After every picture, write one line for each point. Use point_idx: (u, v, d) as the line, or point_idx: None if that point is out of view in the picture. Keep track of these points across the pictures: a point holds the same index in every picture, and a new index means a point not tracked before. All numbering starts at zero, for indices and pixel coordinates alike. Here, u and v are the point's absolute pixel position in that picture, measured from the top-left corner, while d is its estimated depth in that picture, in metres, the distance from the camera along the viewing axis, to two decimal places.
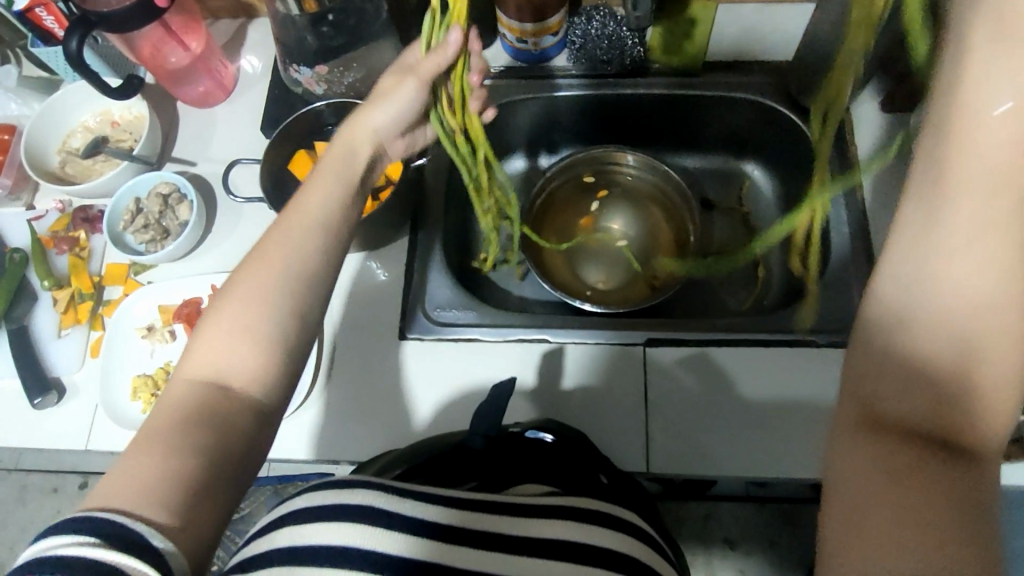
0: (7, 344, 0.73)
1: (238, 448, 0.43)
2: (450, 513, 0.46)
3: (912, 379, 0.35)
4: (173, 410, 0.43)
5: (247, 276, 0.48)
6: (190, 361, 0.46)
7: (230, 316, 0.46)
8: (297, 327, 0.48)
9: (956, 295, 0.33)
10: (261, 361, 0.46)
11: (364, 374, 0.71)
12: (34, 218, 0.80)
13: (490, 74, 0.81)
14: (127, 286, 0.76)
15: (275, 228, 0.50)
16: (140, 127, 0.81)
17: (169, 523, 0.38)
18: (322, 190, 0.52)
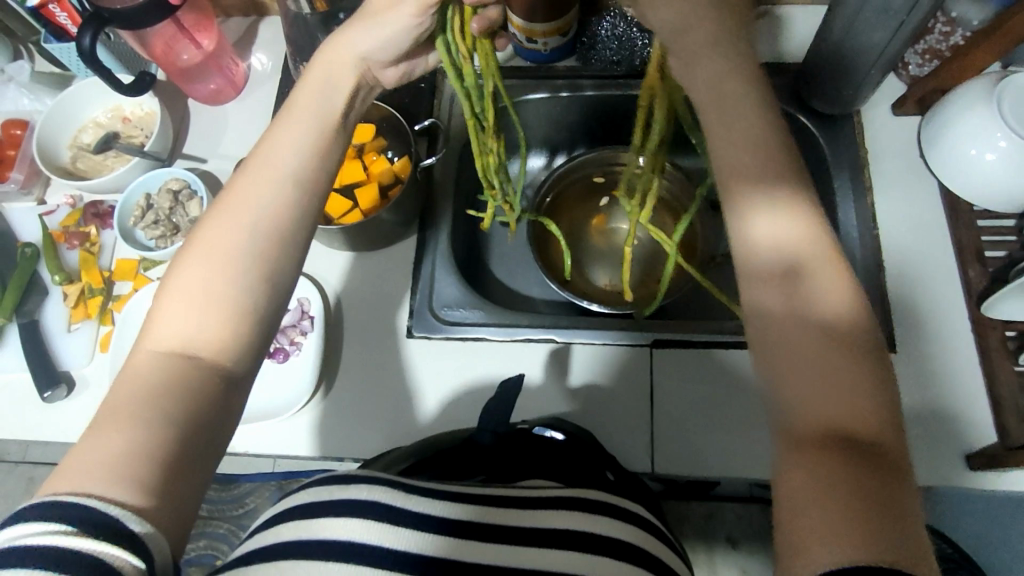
0: (18, 338, 0.74)
1: (213, 431, 0.40)
2: (456, 506, 0.46)
3: (831, 384, 0.38)
4: (136, 385, 0.39)
5: (208, 229, 0.43)
6: (151, 332, 0.41)
7: (191, 276, 0.42)
8: (269, 296, 0.43)
9: (816, 318, 0.40)
10: (235, 337, 0.41)
11: (370, 371, 0.72)
12: (46, 213, 0.81)
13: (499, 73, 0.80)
14: (137, 281, 0.76)
15: (239, 176, 0.45)
16: (151, 124, 0.81)
17: (147, 506, 0.35)
18: (292, 132, 0.46)
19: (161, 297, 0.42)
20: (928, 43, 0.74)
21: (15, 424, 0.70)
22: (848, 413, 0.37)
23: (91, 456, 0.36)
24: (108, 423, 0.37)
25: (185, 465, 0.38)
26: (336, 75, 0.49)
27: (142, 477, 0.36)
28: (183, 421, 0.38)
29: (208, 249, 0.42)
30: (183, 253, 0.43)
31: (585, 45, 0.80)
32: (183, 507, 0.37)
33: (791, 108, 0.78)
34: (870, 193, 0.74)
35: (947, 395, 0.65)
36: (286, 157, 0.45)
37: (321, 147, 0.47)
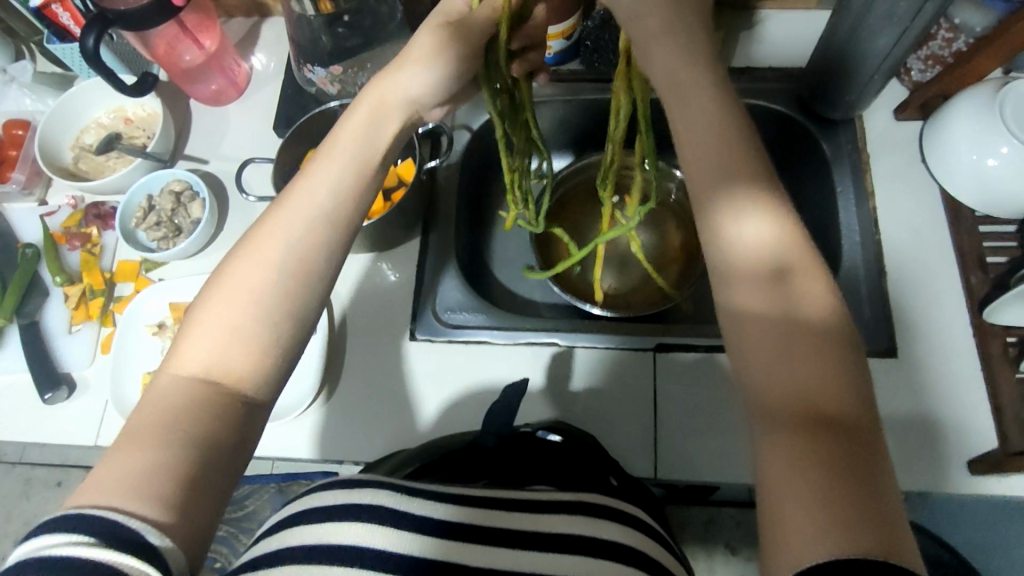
0: (19, 339, 0.74)
1: (236, 458, 0.40)
2: (458, 510, 0.46)
3: (815, 375, 0.38)
4: (160, 408, 0.39)
5: (241, 260, 0.43)
6: (177, 359, 0.41)
7: (220, 309, 0.41)
8: (294, 329, 0.43)
9: (796, 308, 0.40)
10: (255, 359, 0.41)
11: (372, 375, 0.72)
12: (47, 213, 0.80)
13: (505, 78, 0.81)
14: (138, 283, 0.76)
15: (274, 212, 0.44)
16: (153, 124, 0.81)
17: (163, 520, 0.35)
18: (330, 169, 0.46)
19: (187, 327, 0.42)
20: (931, 48, 0.75)
21: (16, 426, 0.70)
22: (830, 406, 0.37)
23: (111, 470, 0.36)
24: (130, 444, 0.37)
25: (204, 487, 0.37)
26: (384, 116, 0.49)
27: (160, 493, 0.36)
28: (206, 445, 0.38)
29: (240, 283, 0.42)
30: (213, 282, 0.43)
31: (587, 48, 0.80)
32: (202, 522, 0.37)
33: (794, 113, 0.79)
34: (871, 199, 0.74)
35: (949, 400, 0.65)
36: (321, 196, 0.45)
37: (358, 185, 0.47)
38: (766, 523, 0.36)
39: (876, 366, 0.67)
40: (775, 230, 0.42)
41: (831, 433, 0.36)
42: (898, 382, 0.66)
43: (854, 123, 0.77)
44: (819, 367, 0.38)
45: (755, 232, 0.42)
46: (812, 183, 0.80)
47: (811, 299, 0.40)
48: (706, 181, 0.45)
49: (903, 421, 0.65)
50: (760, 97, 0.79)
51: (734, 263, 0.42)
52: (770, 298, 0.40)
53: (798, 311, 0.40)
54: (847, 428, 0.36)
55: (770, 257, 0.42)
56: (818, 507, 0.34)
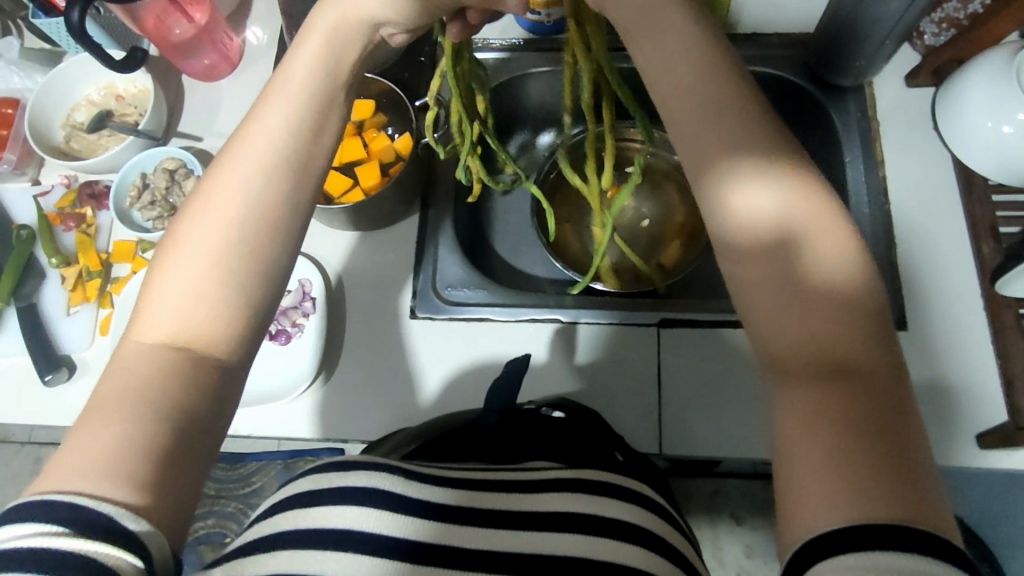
0: (18, 323, 0.73)
1: (211, 428, 0.39)
2: (452, 493, 0.45)
3: (818, 327, 0.37)
4: (127, 377, 0.38)
5: (198, 217, 0.41)
6: (141, 323, 0.40)
7: (184, 271, 0.40)
8: (263, 288, 0.42)
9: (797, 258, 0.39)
10: (226, 325, 0.40)
11: (372, 354, 0.71)
12: (41, 194, 0.79)
13: (506, 47, 0.79)
14: (135, 263, 0.75)
15: (224, 162, 0.43)
16: (145, 101, 0.79)
17: (138, 501, 0.35)
18: (284, 111, 0.44)
19: (152, 290, 0.41)
20: (946, 11, 0.70)
21: (16, 409, 0.70)
22: (838, 358, 0.36)
23: (80, 451, 0.35)
24: (100, 417, 0.36)
25: (181, 461, 0.37)
26: (337, 49, 0.47)
27: (134, 472, 0.35)
28: (172, 412, 0.37)
29: (202, 242, 0.41)
30: (170, 240, 0.42)
31: None
32: (179, 500, 0.36)
33: (800, 80, 0.76)
34: (881, 167, 0.72)
35: (959, 372, 0.64)
36: (277, 138, 0.43)
37: (316, 126, 0.45)
38: (782, 497, 0.35)
39: None
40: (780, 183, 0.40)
41: (845, 388, 0.35)
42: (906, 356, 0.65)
43: (864, 90, 0.75)
44: (835, 326, 0.37)
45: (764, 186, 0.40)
46: (819, 152, 0.78)
47: (825, 253, 0.38)
48: (690, 126, 0.43)
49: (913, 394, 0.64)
50: (769, 64, 0.77)
51: (734, 229, 0.40)
52: (772, 259, 0.39)
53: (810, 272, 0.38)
54: (871, 393, 0.35)
55: (773, 211, 0.40)
56: (830, 472, 0.33)
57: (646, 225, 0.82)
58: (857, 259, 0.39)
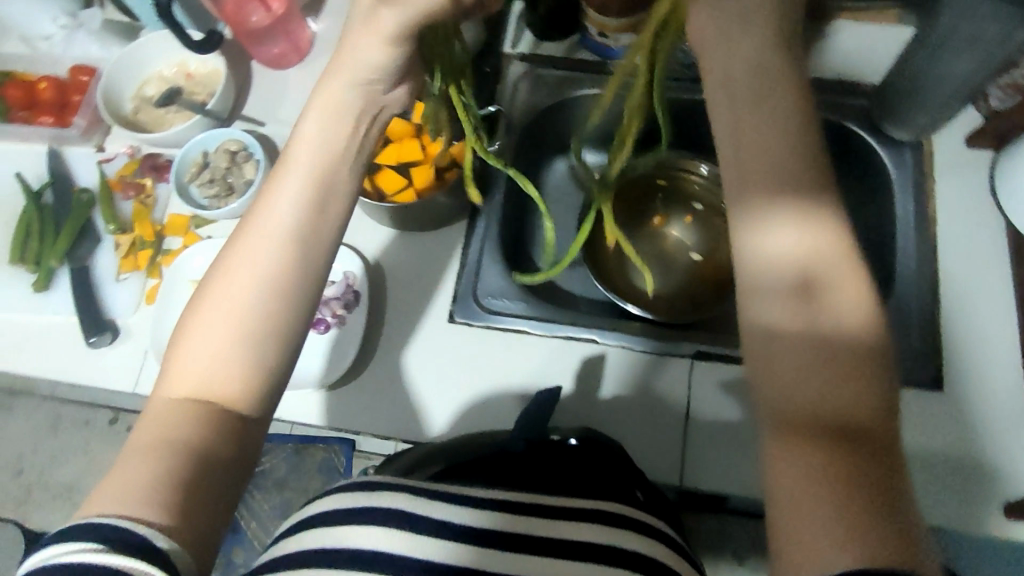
0: (69, 282, 0.75)
1: (238, 478, 0.41)
2: (482, 514, 0.45)
3: (821, 359, 0.36)
4: (156, 429, 0.40)
5: (224, 280, 0.43)
6: (170, 381, 0.42)
7: (211, 331, 0.42)
8: (283, 344, 0.43)
9: (811, 302, 0.38)
10: (249, 373, 0.42)
11: (405, 353, 0.72)
12: (104, 159, 0.80)
13: (567, 65, 0.82)
14: (186, 238, 0.76)
15: (244, 232, 0.45)
16: (215, 82, 0.81)
17: (167, 523, 0.36)
18: (300, 183, 0.46)
19: (184, 344, 0.43)
20: (1013, 77, 0.70)
21: (57, 368, 0.72)
22: (844, 396, 0.35)
23: (116, 480, 0.38)
24: (131, 463, 0.38)
25: (207, 490, 0.39)
26: (343, 122, 0.48)
27: (164, 499, 0.37)
28: (197, 454, 0.39)
29: (225, 302, 0.43)
30: (197, 304, 0.44)
31: None
32: (204, 523, 0.38)
33: (858, 129, 0.76)
34: (930, 224, 0.72)
35: (989, 438, 0.64)
36: (290, 207, 0.45)
37: (330, 187, 0.47)
38: (774, 539, 0.35)
39: (918, 397, 0.66)
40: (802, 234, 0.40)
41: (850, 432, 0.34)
42: (935, 416, 0.65)
43: (922, 145, 0.75)
44: (845, 366, 0.36)
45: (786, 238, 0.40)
46: (870, 203, 0.78)
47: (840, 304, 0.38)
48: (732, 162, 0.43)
49: (940, 454, 0.64)
50: (827, 108, 0.77)
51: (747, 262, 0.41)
52: (792, 312, 0.38)
53: (825, 322, 0.37)
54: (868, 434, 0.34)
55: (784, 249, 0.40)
56: (832, 520, 0.32)
57: (697, 258, 0.83)
58: (866, 307, 0.38)
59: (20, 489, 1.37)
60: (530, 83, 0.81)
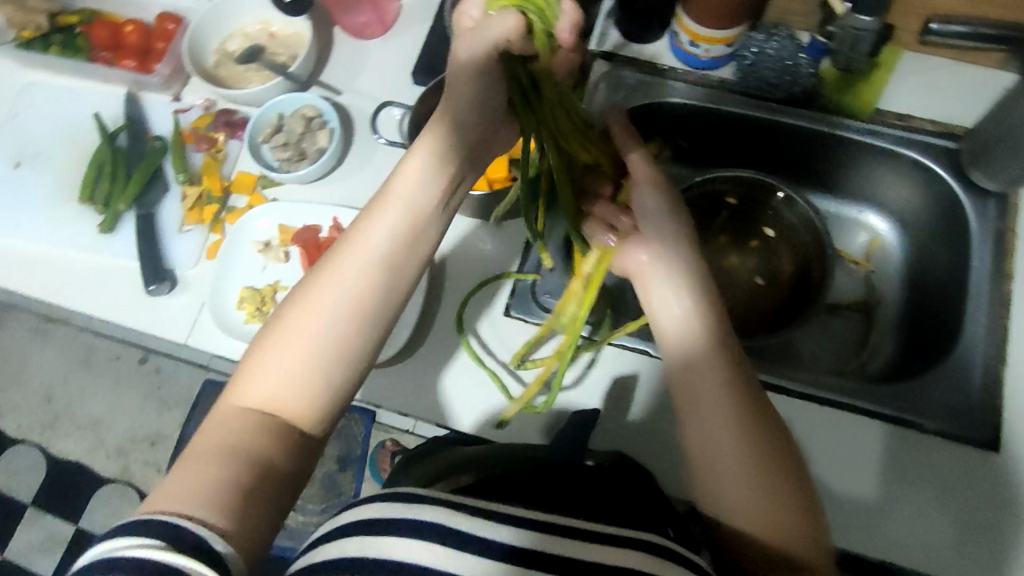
0: (135, 227, 0.76)
1: (286, 489, 0.47)
2: (512, 531, 0.43)
3: (758, 475, 0.49)
4: (222, 437, 0.46)
5: (302, 307, 0.50)
6: (242, 390, 0.48)
7: (281, 352, 0.48)
8: (345, 373, 0.50)
9: (746, 424, 0.51)
10: (311, 393, 0.48)
11: (457, 341, 0.72)
12: (180, 109, 0.81)
13: (651, 69, 0.80)
14: (253, 198, 0.77)
15: (325, 270, 0.51)
16: (298, 46, 0.81)
17: (225, 527, 0.42)
18: (378, 233, 0.52)
19: (256, 358, 0.49)
20: None
21: (113, 310, 0.73)
22: (773, 505, 0.49)
23: (181, 483, 0.43)
24: (199, 461, 0.44)
25: (260, 498, 0.45)
26: (425, 176, 0.54)
27: (224, 505, 0.43)
28: (259, 465, 0.45)
29: (300, 328, 0.49)
30: (272, 325, 0.50)
31: (748, 60, 0.78)
32: (256, 527, 0.44)
33: (943, 171, 0.74)
34: (1009, 279, 0.70)
35: None
36: (372, 252, 0.52)
37: (408, 240, 0.53)
38: None
39: (973, 455, 0.65)
40: (688, 312, 0.55)
41: (783, 537, 0.48)
42: (989, 476, 0.64)
43: (1012, 197, 0.73)
44: (773, 486, 0.49)
45: (675, 314, 0.55)
46: (946, 249, 0.76)
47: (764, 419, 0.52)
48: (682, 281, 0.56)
49: (988, 515, 0.63)
50: (917, 148, 0.75)
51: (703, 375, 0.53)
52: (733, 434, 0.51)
53: (760, 449, 0.50)
54: (794, 538, 0.48)
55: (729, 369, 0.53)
56: None
57: (761, 284, 0.83)
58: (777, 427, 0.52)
59: (46, 414, 1.40)
60: (611, 83, 0.79)
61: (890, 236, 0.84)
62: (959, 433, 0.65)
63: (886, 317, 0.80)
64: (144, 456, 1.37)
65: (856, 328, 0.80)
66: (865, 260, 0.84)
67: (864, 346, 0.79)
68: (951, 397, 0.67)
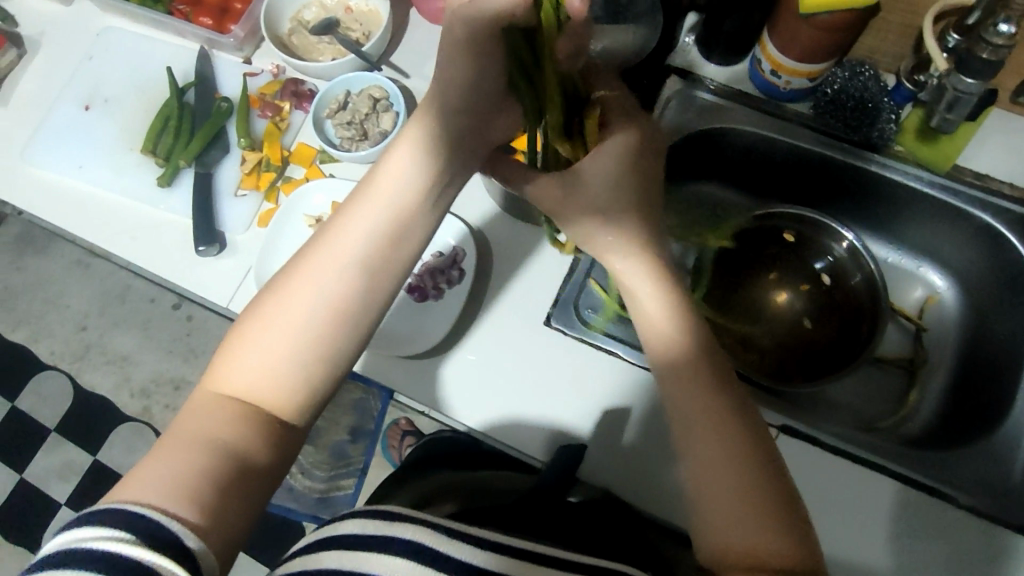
0: (192, 186, 0.77)
1: (262, 486, 0.47)
2: (490, 558, 0.42)
3: (745, 513, 0.47)
4: (199, 428, 0.46)
5: (282, 298, 0.51)
6: (223, 384, 0.49)
7: (265, 341, 0.49)
8: (322, 370, 0.50)
9: (728, 458, 0.49)
10: (286, 386, 0.49)
11: (493, 344, 0.71)
12: (251, 73, 0.81)
13: (724, 91, 0.78)
14: (310, 171, 0.77)
15: (307, 262, 0.52)
16: (372, 24, 0.80)
17: (199, 522, 0.42)
18: (359, 229, 0.53)
19: (238, 350, 0.50)
20: None
21: (163, 264, 0.74)
22: (766, 546, 0.46)
23: (154, 473, 0.43)
24: (175, 451, 0.45)
25: (237, 494, 0.45)
26: (408, 170, 0.55)
27: (200, 499, 0.43)
28: (236, 457, 0.46)
29: (284, 318, 0.50)
30: (254, 317, 0.51)
31: (827, 95, 0.76)
32: (228, 518, 0.44)
33: (1015, 237, 0.71)
34: None
35: None
36: (355, 246, 0.52)
37: (393, 239, 0.54)
38: None
39: (1002, 539, 0.63)
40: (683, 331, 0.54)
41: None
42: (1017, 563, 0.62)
43: None
44: (764, 529, 0.46)
45: (665, 320, 0.54)
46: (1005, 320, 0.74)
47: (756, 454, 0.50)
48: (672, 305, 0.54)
49: None
50: (991, 210, 0.72)
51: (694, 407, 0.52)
52: (719, 470, 0.49)
53: (750, 486, 0.48)
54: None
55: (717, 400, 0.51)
56: None
57: (807, 326, 0.80)
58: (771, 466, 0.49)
59: (78, 344, 1.44)
60: (682, 102, 0.78)
61: (948, 297, 0.81)
62: (994, 514, 0.63)
63: (932, 378, 0.78)
64: (166, 400, 1.40)
65: (896, 385, 0.78)
66: (919, 317, 0.81)
67: (902, 403, 0.77)
68: (989, 475, 0.65)
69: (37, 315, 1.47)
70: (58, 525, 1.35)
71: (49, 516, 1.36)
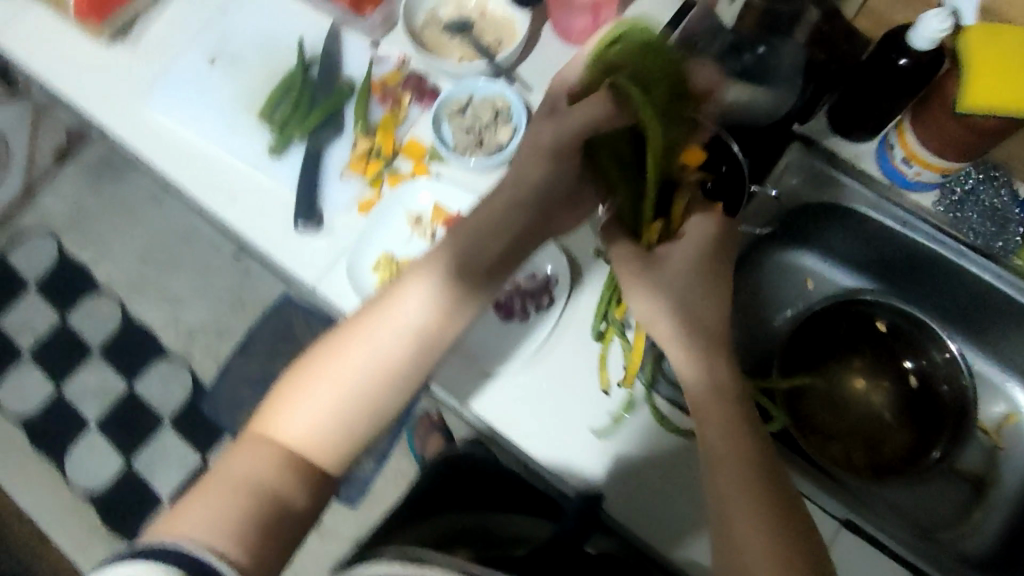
0: (300, 160, 0.78)
1: (297, 524, 0.54)
2: None
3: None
4: (248, 476, 0.53)
5: (338, 356, 0.58)
6: (273, 432, 0.56)
7: (319, 397, 0.57)
8: (365, 420, 0.58)
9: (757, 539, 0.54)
10: (327, 438, 0.56)
11: (568, 380, 0.70)
12: (376, 58, 0.81)
13: (846, 168, 0.75)
14: (417, 168, 0.77)
15: (364, 331, 0.59)
16: (506, 33, 0.79)
17: (239, 559, 0.50)
18: (412, 309, 0.59)
19: (291, 400, 0.57)
20: None
21: (261, 234, 0.75)
22: None
23: (206, 513, 0.52)
24: (227, 492, 0.53)
25: (274, 533, 0.53)
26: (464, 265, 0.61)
27: (244, 539, 0.51)
28: (276, 502, 0.54)
29: (339, 375, 0.57)
30: (308, 373, 0.58)
31: (955, 195, 0.74)
32: (263, 555, 0.52)
33: None
34: None
35: None
36: (409, 324, 0.59)
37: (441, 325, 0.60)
38: None
39: None
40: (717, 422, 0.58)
41: None
42: None
43: None
44: None
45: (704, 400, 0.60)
46: None
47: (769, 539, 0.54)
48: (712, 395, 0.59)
49: None
50: None
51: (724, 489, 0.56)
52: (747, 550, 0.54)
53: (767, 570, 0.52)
54: None
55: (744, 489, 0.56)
56: None
57: (888, 419, 0.78)
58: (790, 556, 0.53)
59: (136, 273, 1.47)
60: (800, 171, 0.76)
61: None
62: None
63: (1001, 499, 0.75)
64: (209, 345, 1.42)
65: (964, 499, 0.75)
66: (994, 432, 0.78)
67: (967, 519, 0.75)
68: None
69: (103, 238, 1.49)
70: (86, 446, 1.39)
71: (78, 434, 1.39)
